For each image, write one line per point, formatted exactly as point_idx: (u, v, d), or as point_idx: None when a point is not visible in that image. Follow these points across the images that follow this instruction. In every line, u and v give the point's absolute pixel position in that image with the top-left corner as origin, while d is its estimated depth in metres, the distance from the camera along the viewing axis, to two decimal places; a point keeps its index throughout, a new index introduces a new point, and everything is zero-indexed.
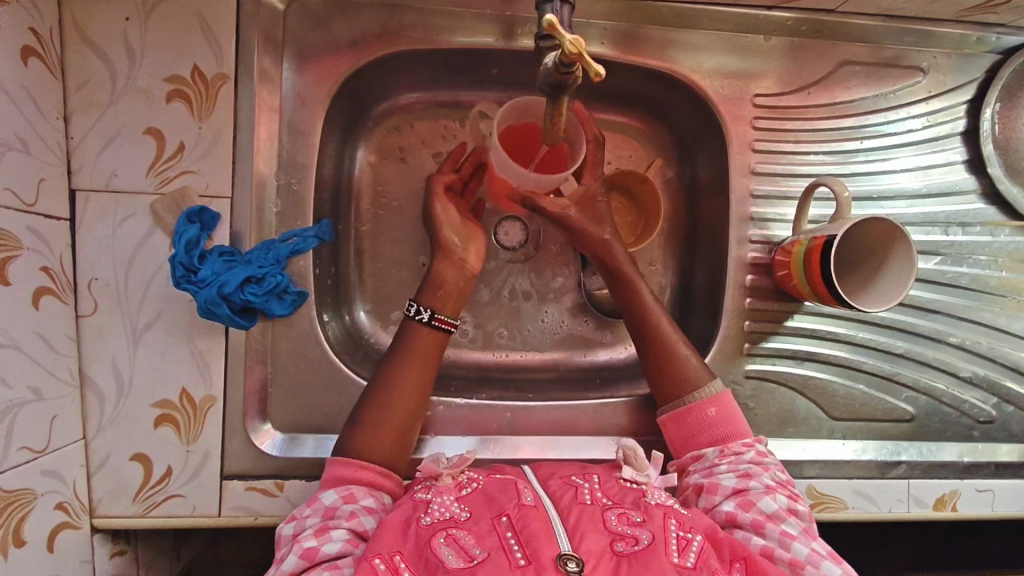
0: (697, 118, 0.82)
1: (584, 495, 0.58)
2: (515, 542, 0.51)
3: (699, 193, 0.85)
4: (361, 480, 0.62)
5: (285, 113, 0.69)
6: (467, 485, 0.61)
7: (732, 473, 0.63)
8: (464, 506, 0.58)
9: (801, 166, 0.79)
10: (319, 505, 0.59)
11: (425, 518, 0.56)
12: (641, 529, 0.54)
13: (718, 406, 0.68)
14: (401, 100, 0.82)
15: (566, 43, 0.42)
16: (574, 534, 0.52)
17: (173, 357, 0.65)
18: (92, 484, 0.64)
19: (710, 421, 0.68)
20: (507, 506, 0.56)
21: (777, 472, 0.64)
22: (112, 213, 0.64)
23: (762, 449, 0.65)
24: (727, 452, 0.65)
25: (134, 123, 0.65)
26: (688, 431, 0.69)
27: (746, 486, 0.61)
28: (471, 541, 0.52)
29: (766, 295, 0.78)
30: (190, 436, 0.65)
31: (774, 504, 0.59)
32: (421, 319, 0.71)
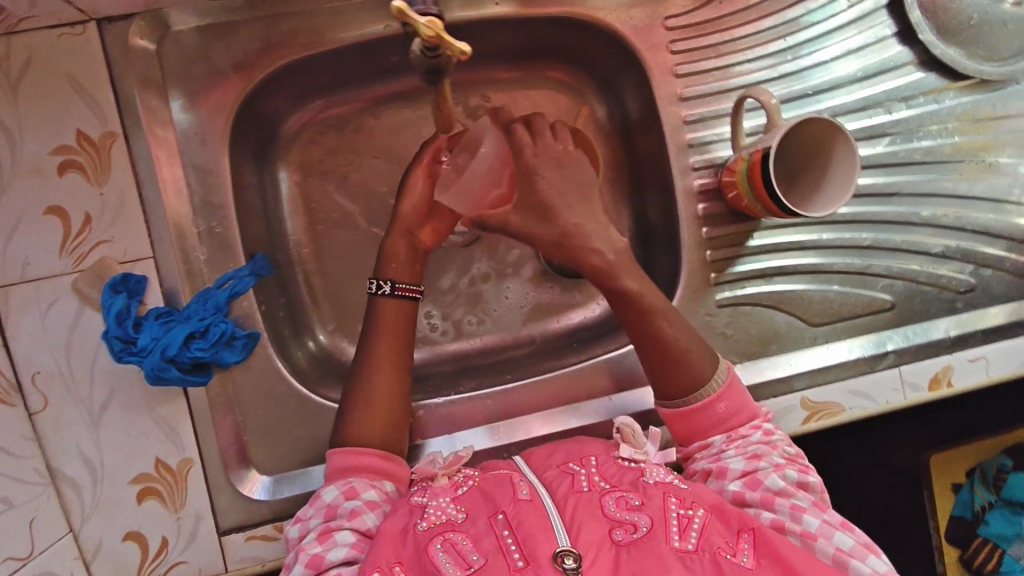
0: (613, 54, 0.78)
1: (581, 483, 0.58)
2: (513, 541, 0.52)
3: (634, 132, 0.82)
4: (363, 467, 0.63)
5: (187, 155, 0.65)
6: (462, 485, 0.61)
7: (740, 455, 0.63)
8: (460, 507, 0.58)
9: (732, 78, 0.75)
10: (321, 504, 0.61)
11: (421, 523, 0.56)
12: (639, 514, 0.54)
13: (727, 401, 0.65)
14: (311, 111, 0.79)
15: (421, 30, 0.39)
16: (572, 527, 0.53)
17: (139, 430, 0.64)
18: (93, 571, 0.64)
19: (720, 417, 0.65)
20: (502, 504, 0.56)
21: (785, 448, 0.64)
22: (35, 302, 0.62)
23: (768, 427, 0.65)
24: (734, 437, 0.64)
25: (33, 206, 0.62)
26: (697, 427, 0.66)
27: (754, 467, 0.61)
28: (468, 546, 0.53)
29: (721, 220, 0.75)
30: (177, 502, 0.64)
31: (783, 480, 0.60)
32: (385, 292, 0.69)
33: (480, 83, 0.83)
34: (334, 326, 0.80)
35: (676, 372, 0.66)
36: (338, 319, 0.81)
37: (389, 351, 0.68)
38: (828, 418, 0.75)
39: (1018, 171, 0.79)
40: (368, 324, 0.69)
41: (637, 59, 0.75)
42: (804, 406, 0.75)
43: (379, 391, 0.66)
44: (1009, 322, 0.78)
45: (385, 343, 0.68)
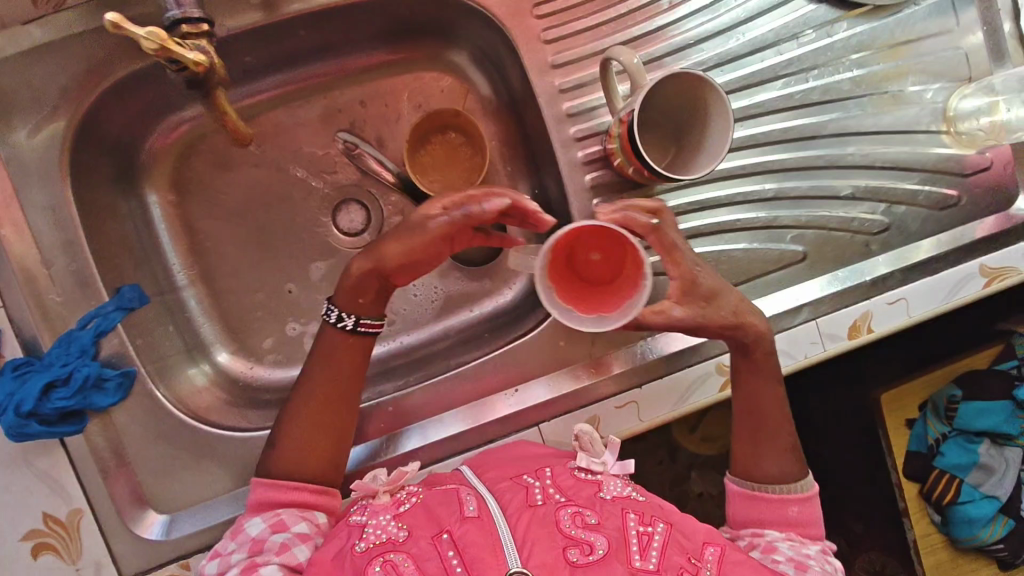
0: (480, 26, 0.73)
1: (535, 496, 0.56)
2: (458, 563, 0.50)
3: (520, 107, 0.78)
4: (285, 501, 0.60)
5: (26, 195, 0.62)
6: (405, 500, 0.59)
7: (793, 552, 0.58)
8: (402, 523, 0.55)
9: (605, 38, 0.70)
10: (244, 538, 0.56)
11: (359, 545, 0.53)
12: (595, 534, 0.52)
13: (800, 505, 0.62)
14: (173, 125, 0.75)
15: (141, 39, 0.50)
16: (524, 545, 0.51)
17: (22, 484, 0.61)
18: None
19: (789, 521, 0.62)
20: (447, 521, 0.53)
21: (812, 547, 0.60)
22: None
23: (825, 549, 0.61)
24: (799, 545, 0.59)
25: None
26: (758, 512, 0.63)
27: (775, 551, 0.58)
28: (409, 568, 0.50)
29: (615, 189, 0.71)
30: (74, 553, 0.62)
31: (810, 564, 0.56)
32: (344, 326, 0.64)
33: (353, 72, 0.79)
34: (235, 347, 0.77)
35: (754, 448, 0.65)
36: (237, 339, 0.78)
37: (322, 379, 0.64)
38: None
39: (926, 98, 0.75)
40: (313, 355, 0.65)
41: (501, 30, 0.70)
42: (721, 371, 0.72)
43: (311, 418, 0.63)
44: (929, 257, 0.75)
45: (330, 374, 0.64)
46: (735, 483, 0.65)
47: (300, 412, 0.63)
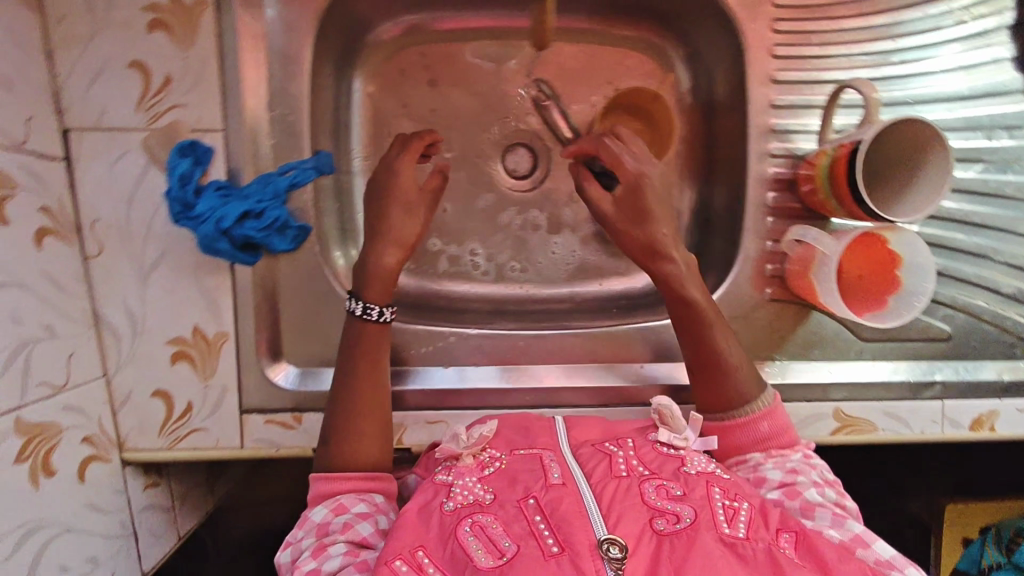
0: (712, 22, 0.75)
1: (621, 466, 0.57)
2: (545, 526, 0.50)
3: (718, 111, 0.79)
4: (344, 487, 0.60)
5: (272, 42, 0.65)
6: (490, 464, 0.60)
7: (777, 469, 0.61)
8: (488, 487, 0.56)
9: (828, 71, 0.71)
10: (310, 525, 0.56)
11: (448, 504, 0.55)
12: (682, 505, 0.53)
13: (770, 421, 0.64)
14: (396, 25, 0.80)
15: None
16: (609, 515, 0.51)
17: (184, 295, 0.66)
18: (118, 419, 0.66)
19: (761, 437, 0.64)
20: (533, 489, 0.54)
21: (824, 471, 0.62)
22: (106, 151, 0.62)
23: (810, 453, 0.63)
24: (772, 454, 0.63)
25: (117, 57, 0.61)
26: (738, 444, 0.65)
27: (793, 480, 0.60)
28: (498, 531, 0.51)
29: (793, 215, 0.72)
30: (206, 371, 0.67)
31: (821, 496, 0.57)
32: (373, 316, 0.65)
33: (566, 28, 0.81)
34: None
35: (711, 382, 0.67)
36: None
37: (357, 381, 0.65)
38: (857, 435, 0.72)
39: None
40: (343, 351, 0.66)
41: (738, 31, 0.71)
42: (836, 416, 0.72)
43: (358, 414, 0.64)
44: None
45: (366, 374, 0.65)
46: (706, 417, 0.68)
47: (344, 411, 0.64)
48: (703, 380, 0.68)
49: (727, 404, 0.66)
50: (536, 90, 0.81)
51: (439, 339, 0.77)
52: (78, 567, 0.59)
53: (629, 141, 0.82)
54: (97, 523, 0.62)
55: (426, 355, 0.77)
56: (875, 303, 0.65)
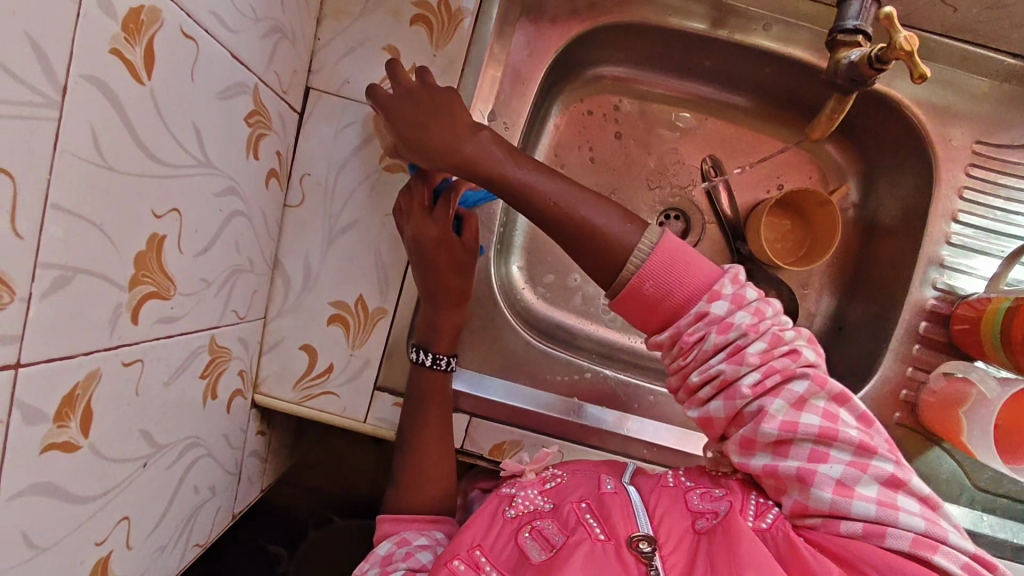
0: (900, 150, 0.79)
1: (668, 478, 0.57)
2: (593, 519, 0.52)
3: (878, 230, 0.82)
4: (405, 526, 0.63)
5: (512, 61, 0.71)
6: (551, 479, 0.62)
7: (711, 389, 0.52)
8: (548, 498, 0.59)
9: (1007, 223, 0.75)
10: (375, 557, 0.60)
11: (510, 511, 0.58)
12: (720, 502, 0.52)
13: (655, 278, 0.52)
14: (599, 72, 0.83)
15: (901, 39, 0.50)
16: (653, 517, 0.52)
17: (360, 264, 0.68)
18: (261, 362, 0.68)
19: (654, 297, 0.52)
20: (587, 494, 0.56)
21: (752, 346, 0.50)
22: (338, 116, 0.67)
23: (760, 310, 0.52)
24: (687, 347, 0.52)
25: (376, 38, 0.67)
26: (647, 312, 0.53)
27: (736, 408, 0.51)
28: (553, 531, 0.53)
29: (938, 347, 0.74)
30: (356, 340, 0.69)
31: (771, 429, 0.49)
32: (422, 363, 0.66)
33: (755, 120, 0.85)
34: (526, 263, 0.84)
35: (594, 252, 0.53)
36: (531, 259, 0.85)
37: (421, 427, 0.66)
38: None
39: None
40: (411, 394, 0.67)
41: (928, 166, 0.75)
42: None
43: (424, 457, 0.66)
44: None
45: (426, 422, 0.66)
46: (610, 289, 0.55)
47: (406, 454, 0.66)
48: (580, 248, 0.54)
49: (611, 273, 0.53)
50: (708, 166, 0.84)
51: (578, 372, 0.76)
52: (204, 493, 0.59)
53: (780, 236, 0.86)
54: (224, 456, 0.62)
55: (559, 382, 0.75)
56: None
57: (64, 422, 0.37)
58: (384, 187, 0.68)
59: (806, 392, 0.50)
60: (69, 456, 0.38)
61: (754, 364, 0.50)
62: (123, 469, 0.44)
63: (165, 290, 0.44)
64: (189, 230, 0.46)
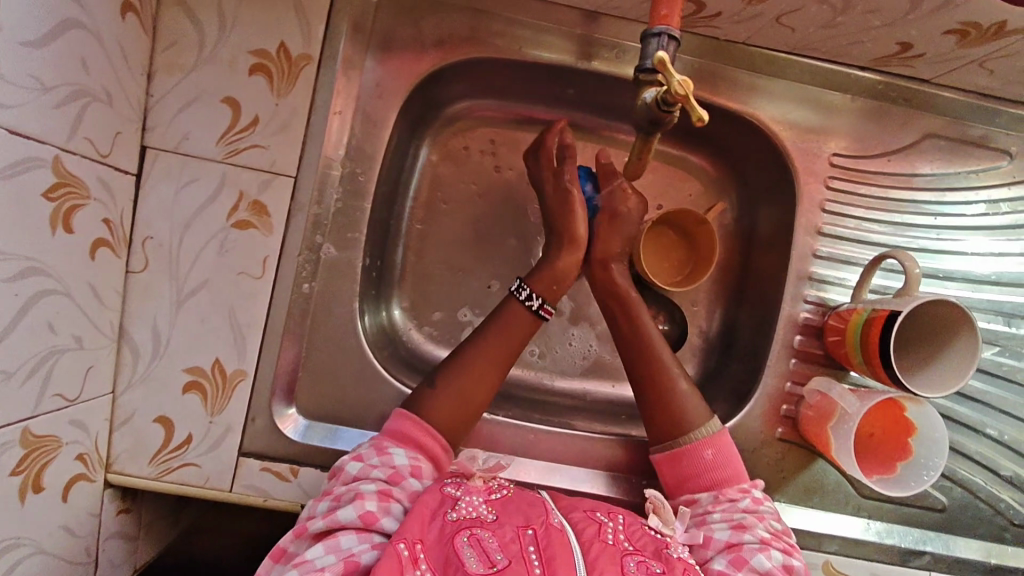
0: (767, 166, 0.80)
1: (608, 534, 0.56)
2: (536, 557, 0.51)
3: (756, 244, 0.83)
4: (423, 447, 0.64)
5: (363, 103, 0.70)
6: (496, 491, 0.60)
7: (726, 524, 0.62)
8: (491, 510, 0.57)
9: (869, 233, 0.76)
10: (388, 462, 0.60)
11: (452, 514, 0.55)
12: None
13: (715, 449, 0.68)
14: (468, 105, 0.81)
15: (674, 83, 0.40)
16: (593, 570, 0.50)
17: (213, 325, 0.65)
18: (112, 440, 0.64)
19: (707, 464, 0.67)
20: (534, 521, 0.55)
21: (771, 521, 0.63)
22: (177, 174, 0.64)
23: (756, 496, 0.65)
24: (721, 499, 0.65)
25: (213, 91, 0.64)
26: (683, 474, 0.69)
27: (739, 541, 0.60)
28: (494, 545, 0.51)
29: (814, 360, 0.75)
30: (216, 406, 0.65)
31: (768, 562, 0.57)
32: (529, 304, 0.71)
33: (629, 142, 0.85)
34: (409, 306, 0.81)
35: (654, 391, 0.72)
36: (415, 301, 0.81)
37: (489, 352, 0.69)
38: None
39: None
40: (490, 327, 0.71)
41: (790, 181, 0.77)
42: (826, 569, 0.72)
43: (467, 385, 0.67)
44: None
45: (502, 338, 0.70)
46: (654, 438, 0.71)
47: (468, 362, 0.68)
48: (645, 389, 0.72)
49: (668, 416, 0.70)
50: None
51: None
52: None
53: (664, 256, 0.85)
54: (66, 548, 0.58)
55: None
56: (883, 468, 0.66)
57: None
58: (234, 245, 0.65)
59: (748, 522, 0.61)
60: None
61: (750, 498, 0.64)
62: None
63: None
64: None
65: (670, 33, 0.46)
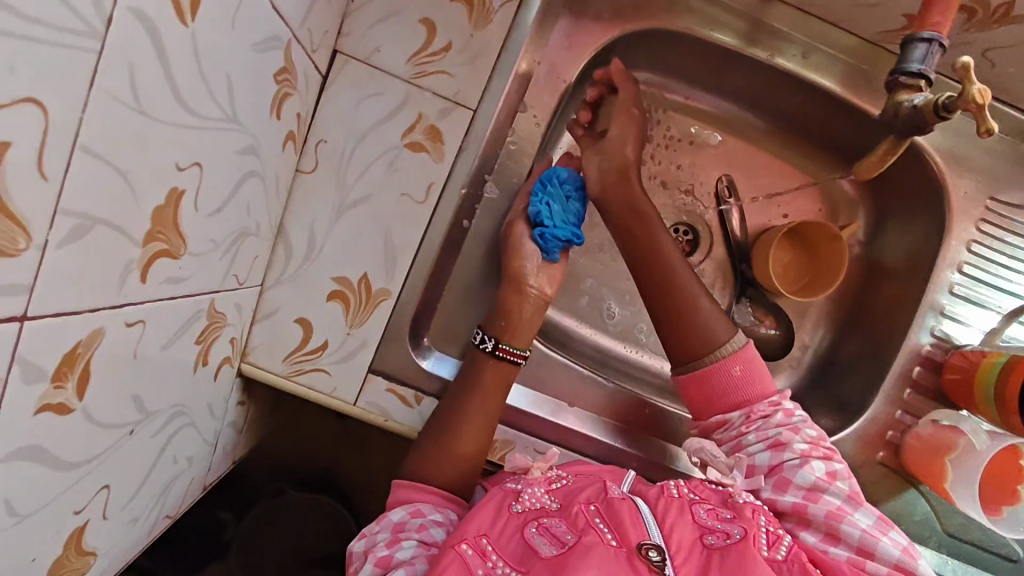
0: (912, 196, 0.80)
1: (673, 490, 0.60)
2: (603, 523, 0.55)
3: (882, 268, 0.83)
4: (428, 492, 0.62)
5: (547, 51, 0.70)
6: (556, 480, 0.63)
7: (761, 443, 0.65)
8: (554, 498, 0.60)
9: (1005, 280, 0.76)
10: (387, 521, 0.59)
11: (516, 505, 0.58)
12: (733, 525, 0.56)
13: (743, 366, 0.67)
14: (633, 77, 0.81)
15: (974, 92, 0.46)
16: (664, 525, 0.55)
17: (367, 240, 0.66)
18: (253, 331, 0.65)
19: (735, 381, 0.67)
20: (594, 497, 0.58)
21: (807, 430, 0.66)
22: (363, 85, 0.64)
23: (788, 409, 0.67)
24: (753, 418, 0.66)
25: (414, 9, 0.64)
26: (711, 394, 0.68)
27: (780, 460, 0.64)
28: (562, 529, 0.55)
29: (927, 393, 0.75)
30: (355, 319, 0.66)
31: (813, 478, 0.62)
32: (485, 348, 0.66)
33: (776, 146, 0.85)
34: None
35: (684, 326, 0.69)
36: None
37: (467, 415, 0.64)
38: None
39: None
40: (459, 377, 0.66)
41: (939, 214, 0.76)
42: None
43: (451, 450, 0.63)
44: None
45: (469, 406, 0.65)
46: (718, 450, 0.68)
47: (443, 434, 0.64)
48: (674, 328, 0.69)
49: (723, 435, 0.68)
50: (724, 185, 0.84)
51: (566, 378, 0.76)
52: (180, 463, 0.56)
53: (783, 266, 0.86)
54: (205, 426, 0.59)
55: (550, 386, 0.77)
56: (990, 508, 0.68)
57: (62, 382, 0.33)
58: (403, 165, 0.65)
59: (783, 439, 0.65)
60: (60, 419, 0.34)
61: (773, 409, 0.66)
62: (110, 435, 0.40)
63: (176, 248, 0.41)
64: (207, 187, 0.43)
65: (940, 41, 0.51)
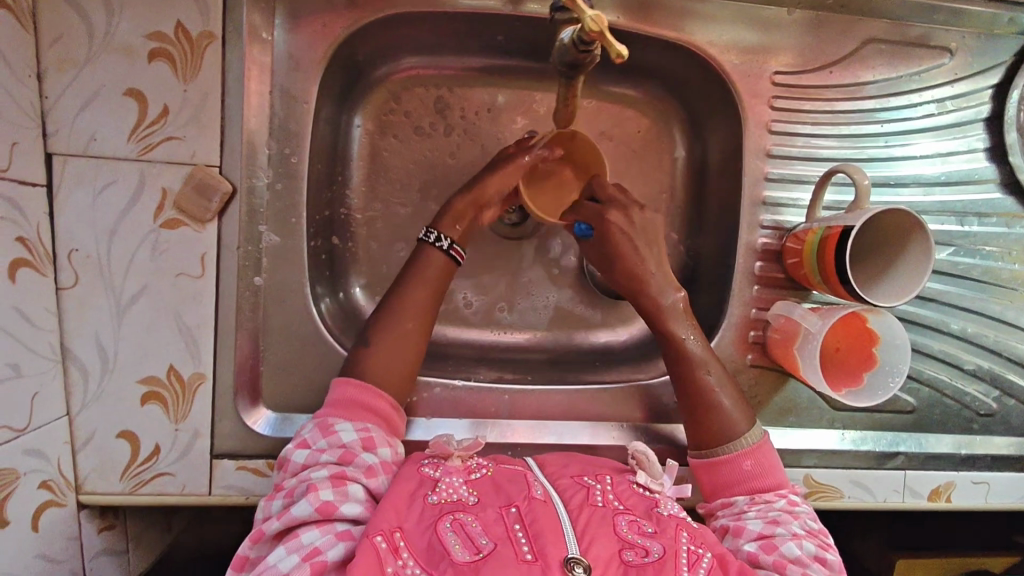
0: (712, 94, 0.77)
1: (597, 497, 0.57)
2: (523, 535, 0.51)
3: (710, 171, 0.81)
4: (375, 411, 0.62)
5: (278, 76, 0.66)
6: (476, 470, 0.60)
7: (760, 518, 0.61)
8: (472, 491, 0.57)
9: (820, 149, 0.75)
10: (336, 441, 0.58)
11: (431, 496, 0.55)
12: (652, 540, 0.53)
13: (754, 459, 0.65)
14: (400, 65, 0.76)
15: (588, 20, 0.39)
16: (583, 537, 0.52)
17: (160, 333, 0.63)
18: (78, 461, 0.62)
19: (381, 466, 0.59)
20: (516, 498, 0.55)
21: (807, 520, 0.61)
22: (92, 178, 0.60)
23: (794, 499, 0.63)
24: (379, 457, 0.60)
25: (114, 84, 0.59)
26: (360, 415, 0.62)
27: (772, 531, 0.59)
28: (478, 530, 0.52)
29: (776, 283, 0.75)
30: (178, 414, 0.64)
31: (799, 550, 0.57)
32: (440, 245, 0.69)
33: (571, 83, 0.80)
34: (368, 283, 0.78)
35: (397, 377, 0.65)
36: (373, 277, 0.78)
37: (412, 299, 0.67)
38: (824, 502, 0.74)
39: None
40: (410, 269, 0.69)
41: (736, 105, 0.74)
42: (806, 483, 0.74)
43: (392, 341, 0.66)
44: (1017, 454, 0.78)
45: (420, 292, 0.68)
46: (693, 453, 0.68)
47: (395, 319, 0.66)
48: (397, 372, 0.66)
49: (715, 441, 0.66)
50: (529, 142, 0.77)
51: (427, 388, 0.74)
52: None
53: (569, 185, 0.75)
54: (47, 575, 0.58)
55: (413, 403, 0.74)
56: (850, 379, 0.68)
57: None
58: (167, 247, 0.62)
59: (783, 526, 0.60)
60: None
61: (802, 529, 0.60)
62: None
63: None
64: None
65: None
